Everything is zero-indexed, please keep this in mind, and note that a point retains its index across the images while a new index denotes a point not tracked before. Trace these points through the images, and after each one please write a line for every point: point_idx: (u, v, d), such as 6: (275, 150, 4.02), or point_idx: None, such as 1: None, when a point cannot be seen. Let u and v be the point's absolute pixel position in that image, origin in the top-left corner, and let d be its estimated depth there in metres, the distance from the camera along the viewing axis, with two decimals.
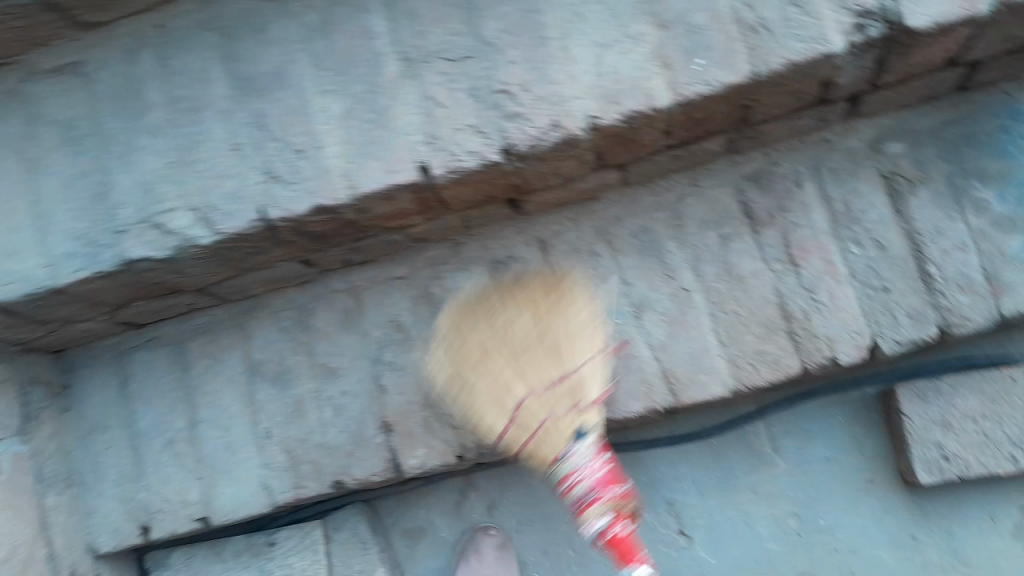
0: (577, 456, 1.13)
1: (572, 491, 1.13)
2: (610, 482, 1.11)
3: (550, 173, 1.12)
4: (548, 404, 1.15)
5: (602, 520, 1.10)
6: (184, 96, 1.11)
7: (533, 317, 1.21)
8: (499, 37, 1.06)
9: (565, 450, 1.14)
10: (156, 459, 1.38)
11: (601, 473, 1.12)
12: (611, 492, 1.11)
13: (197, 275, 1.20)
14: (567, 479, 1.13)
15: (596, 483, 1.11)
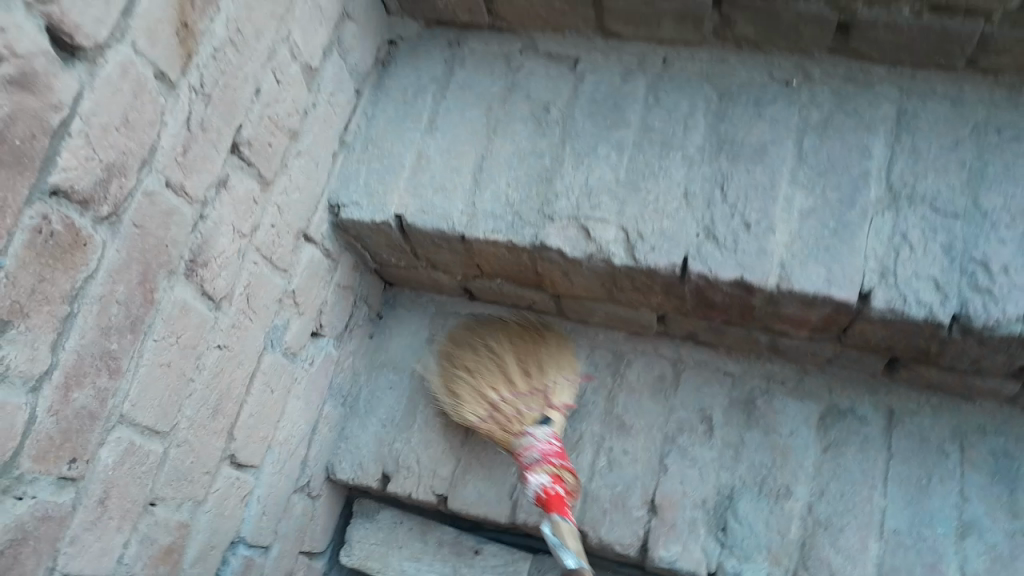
0: (537, 436, 1.22)
1: (522, 458, 1.22)
2: (559, 459, 1.20)
3: (971, 358, 1.07)
4: (518, 403, 1.27)
5: (540, 479, 1.18)
6: (661, 130, 1.16)
7: (516, 361, 1.33)
8: (997, 213, 1.02)
9: (527, 429, 1.24)
10: (429, 419, 1.40)
11: (551, 448, 1.21)
12: (556, 460, 1.19)
13: (577, 284, 1.23)
14: (523, 445, 1.23)
15: (543, 451, 1.20)
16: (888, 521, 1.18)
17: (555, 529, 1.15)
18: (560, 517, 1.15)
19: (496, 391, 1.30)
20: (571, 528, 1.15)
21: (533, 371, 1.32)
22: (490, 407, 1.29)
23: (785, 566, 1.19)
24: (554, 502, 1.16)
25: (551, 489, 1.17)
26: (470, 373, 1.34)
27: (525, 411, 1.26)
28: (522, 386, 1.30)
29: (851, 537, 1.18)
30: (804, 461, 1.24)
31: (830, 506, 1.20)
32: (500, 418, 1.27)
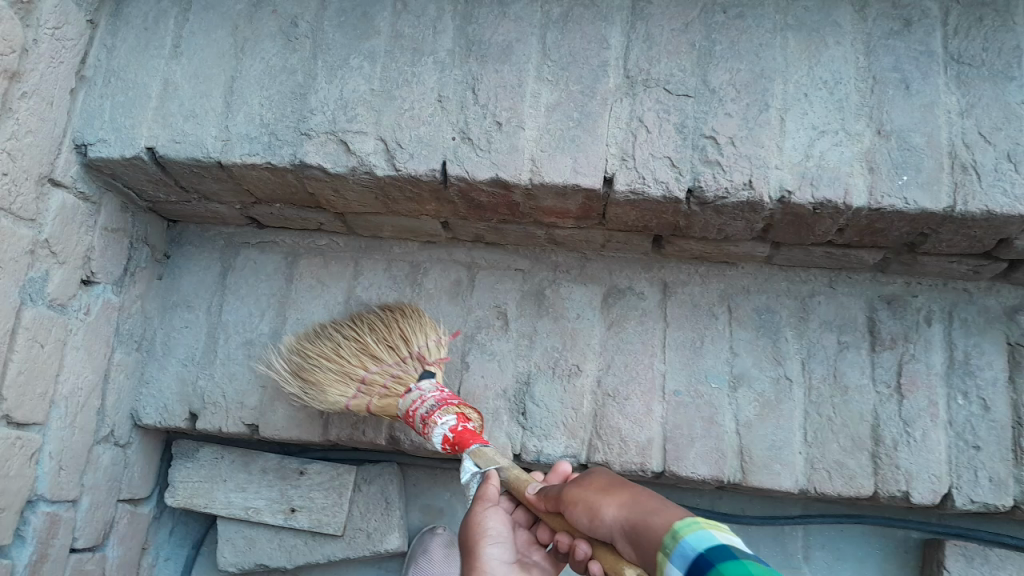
0: (425, 388, 1.21)
1: (415, 413, 1.19)
2: (448, 401, 1.18)
3: (716, 226, 1.16)
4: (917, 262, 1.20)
5: (449, 420, 1.14)
6: (413, 37, 1.17)
7: (374, 338, 1.33)
8: (724, 88, 1.10)
9: (414, 385, 1.24)
10: (230, 352, 1.39)
11: (445, 396, 1.20)
12: (454, 402, 1.17)
13: (350, 199, 1.22)
14: (412, 405, 1.19)
15: (440, 398, 1.18)
16: (669, 383, 1.30)
17: (475, 457, 1.05)
18: (481, 446, 1.09)
19: (362, 370, 1.31)
20: (495, 452, 1.06)
21: (398, 340, 1.31)
22: (356, 388, 1.30)
23: (581, 438, 1.28)
24: (470, 439, 1.11)
25: (460, 428, 1.14)
26: (369, 332, 1.32)
27: (402, 375, 1.29)
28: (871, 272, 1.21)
29: (635, 402, 1.29)
30: (591, 339, 1.33)
31: (615, 378, 1.30)
32: (375, 388, 1.29)
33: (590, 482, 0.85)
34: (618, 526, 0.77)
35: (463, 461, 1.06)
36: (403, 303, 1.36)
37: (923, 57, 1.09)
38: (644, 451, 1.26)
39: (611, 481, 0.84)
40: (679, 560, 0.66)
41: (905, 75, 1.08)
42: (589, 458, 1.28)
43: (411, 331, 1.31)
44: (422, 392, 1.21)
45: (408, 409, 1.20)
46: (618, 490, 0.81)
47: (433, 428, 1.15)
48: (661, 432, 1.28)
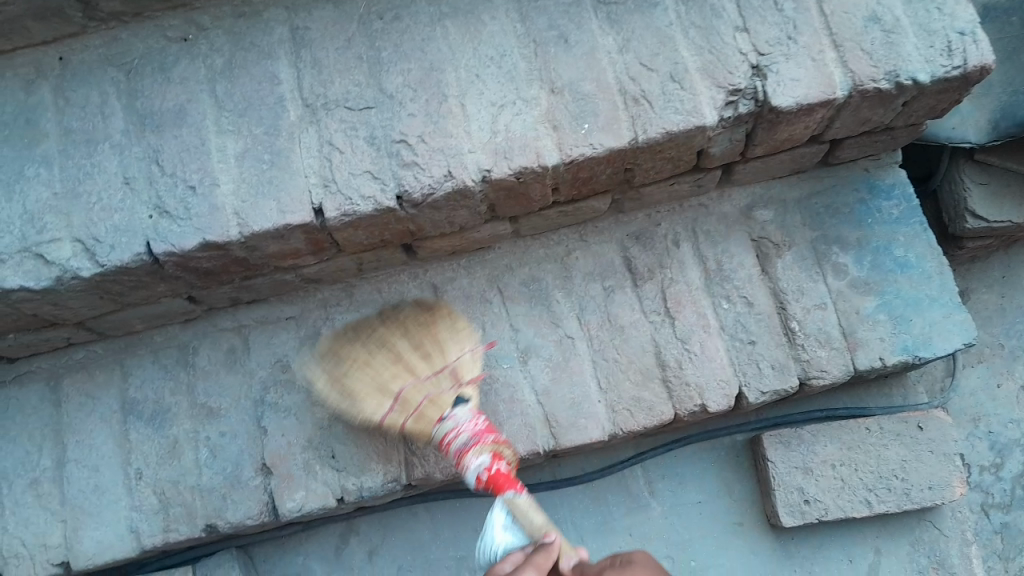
0: (460, 418, 1.17)
1: (451, 445, 1.15)
2: (485, 433, 1.15)
3: (444, 221, 1.18)
4: (431, 387, 1.20)
5: (480, 459, 1.12)
6: (82, 127, 1.13)
7: (408, 341, 1.24)
8: (401, 91, 1.11)
9: (447, 414, 1.18)
10: (18, 499, 1.30)
11: (480, 426, 1.16)
12: (489, 438, 1.14)
13: (77, 306, 1.18)
14: (447, 433, 1.16)
15: (473, 431, 1.15)
16: None
17: (509, 506, 1.10)
18: (513, 494, 1.10)
19: (398, 381, 1.22)
20: (527, 501, 1.10)
21: (429, 352, 1.23)
22: (392, 401, 1.21)
23: (397, 461, 1.29)
24: (502, 481, 1.10)
25: (494, 470, 1.11)
26: (365, 350, 1.24)
27: (437, 393, 1.20)
28: (423, 370, 1.21)
29: None
30: None
31: None
32: (410, 408, 1.20)
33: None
34: None
35: (494, 513, 1.12)
36: (431, 302, 1.32)
37: (572, 9, 1.14)
38: None
39: None
40: None
41: (561, 31, 1.13)
42: (409, 476, 1.29)
43: (449, 345, 1.24)
44: (460, 423, 1.16)
45: (444, 434, 1.16)
46: None
47: (468, 468, 1.13)
48: None
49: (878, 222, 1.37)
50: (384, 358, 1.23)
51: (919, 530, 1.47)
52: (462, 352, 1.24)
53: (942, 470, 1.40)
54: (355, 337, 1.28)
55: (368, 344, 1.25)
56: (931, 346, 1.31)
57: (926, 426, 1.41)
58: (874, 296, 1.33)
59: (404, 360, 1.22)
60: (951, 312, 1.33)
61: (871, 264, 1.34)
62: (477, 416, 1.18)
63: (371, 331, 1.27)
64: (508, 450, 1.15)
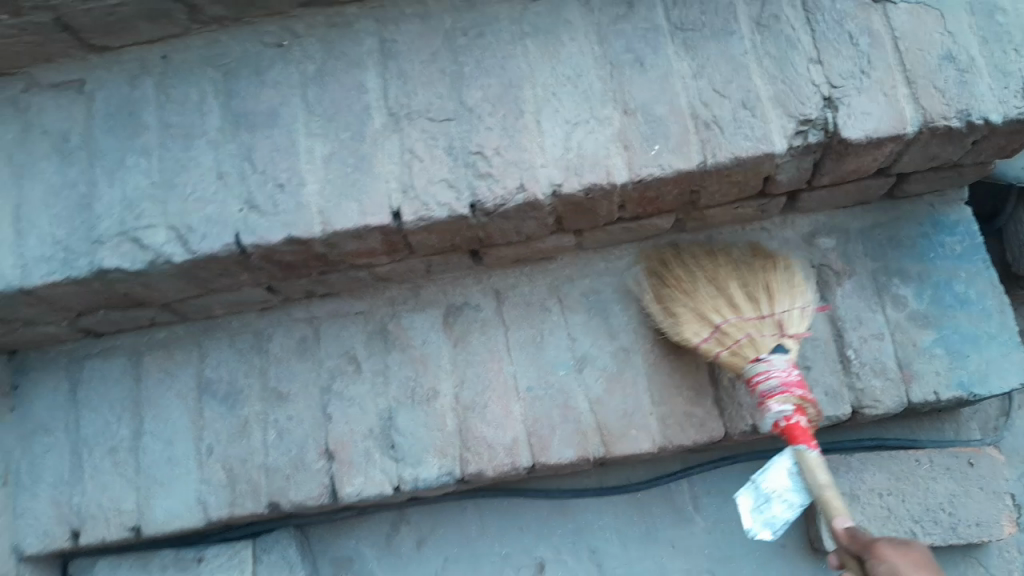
0: (774, 363, 1.20)
1: (757, 387, 1.20)
2: (802, 386, 1.18)
3: (513, 230, 1.23)
4: (747, 326, 1.25)
5: (784, 407, 1.16)
6: (181, 123, 1.21)
7: (748, 287, 1.30)
8: (480, 105, 1.17)
9: (763, 355, 1.22)
10: (97, 464, 1.40)
11: (792, 377, 1.19)
12: (799, 390, 1.18)
13: (165, 289, 1.26)
14: (760, 372, 1.20)
15: (783, 380, 1.18)
16: (522, 381, 1.36)
17: (798, 458, 1.15)
18: (805, 448, 1.15)
19: (717, 314, 1.28)
20: (816, 460, 1.14)
21: (759, 294, 1.29)
22: (710, 331, 1.27)
23: (451, 456, 1.33)
24: (799, 433, 1.15)
25: (794, 421, 1.16)
26: (687, 296, 1.32)
27: (757, 335, 1.24)
28: (749, 309, 1.27)
29: (494, 408, 1.35)
30: (440, 361, 1.38)
31: (471, 390, 1.36)
32: (726, 341, 1.26)
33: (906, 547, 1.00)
34: None
35: (784, 457, 1.18)
36: (772, 257, 1.35)
37: (649, 33, 1.18)
38: (511, 452, 1.33)
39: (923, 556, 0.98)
40: None
41: (637, 55, 1.17)
42: (464, 471, 1.33)
43: (779, 298, 1.29)
44: (775, 368, 1.19)
45: (754, 374, 1.21)
46: (911, 550, 0.99)
47: (767, 411, 1.19)
48: (525, 429, 1.34)
49: (942, 257, 1.37)
50: (714, 293, 1.30)
51: (967, 569, 1.43)
52: (793, 305, 1.28)
53: (992, 508, 1.39)
54: (665, 280, 1.35)
55: (679, 295, 1.32)
56: (988, 383, 1.31)
57: (977, 463, 1.41)
58: (932, 330, 1.34)
59: (738, 303, 1.28)
60: (1010, 351, 1.33)
61: (931, 297, 1.35)
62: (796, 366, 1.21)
63: (689, 274, 1.34)
64: (813, 402, 1.19)
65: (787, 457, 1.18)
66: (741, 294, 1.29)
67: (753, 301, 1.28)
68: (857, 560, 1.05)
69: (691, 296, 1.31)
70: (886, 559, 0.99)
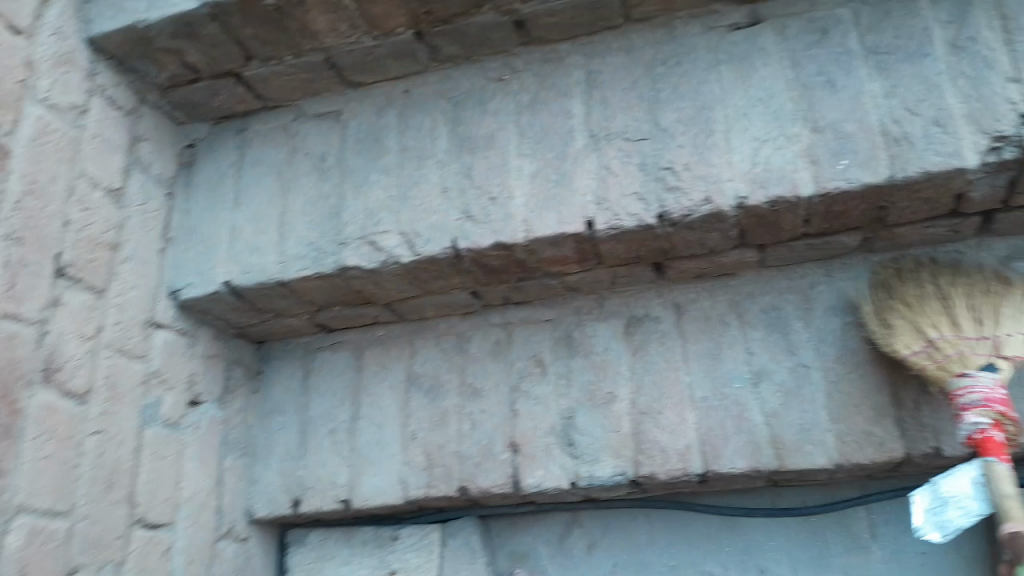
0: (981, 379, 1.21)
1: (959, 399, 1.22)
2: (1005, 404, 1.20)
3: (698, 243, 1.32)
4: (961, 343, 1.25)
5: (982, 421, 1.19)
6: (415, 146, 1.41)
7: (966, 303, 1.28)
8: (673, 125, 1.27)
9: (971, 373, 1.22)
10: (320, 442, 1.60)
11: (996, 395, 1.20)
12: (1003, 408, 1.19)
13: (391, 289, 1.44)
14: (964, 386, 1.22)
15: (987, 395, 1.20)
16: (697, 391, 1.43)
17: (986, 469, 1.17)
18: (995, 460, 1.17)
19: (936, 330, 1.27)
20: (1004, 473, 1.17)
21: (983, 317, 1.27)
22: (923, 344, 1.27)
23: (627, 457, 1.42)
24: (992, 445, 1.18)
25: (990, 434, 1.19)
26: (908, 309, 1.31)
27: (969, 353, 1.24)
28: (969, 328, 1.25)
29: (669, 415, 1.42)
30: (620, 367, 1.47)
31: (648, 397, 1.44)
32: (937, 355, 1.26)
33: None
34: None
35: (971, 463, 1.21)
36: (999, 279, 1.32)
37: (842, 57, 1.23)
38: (683, 457, 1.39)
39: None
40: None
41: (829, 77, 1.23)
42: (637, 473, 1.40)
43: (1003, 319, 1.26)
44: (980, 385, 1.21)
45: (956, 388, 1.23)
46: None
47: (964, 422, 1.21)
48: (697, 438, 1.40)
49: None
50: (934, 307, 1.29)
51: None
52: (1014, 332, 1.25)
53: None
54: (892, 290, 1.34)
55: (901, 306, 1.32)
56: None
57: None
58: None
59: (957, 320, 1.27)
60: None
61: None
62: (1003, 384, 1.21)
63: (910, 286, 1.34)
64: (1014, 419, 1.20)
65: (975, 464, 1.20)
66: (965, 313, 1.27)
67: (978, 320, 1.26)
68: None
69: (912, 309, 1.31)
70: None
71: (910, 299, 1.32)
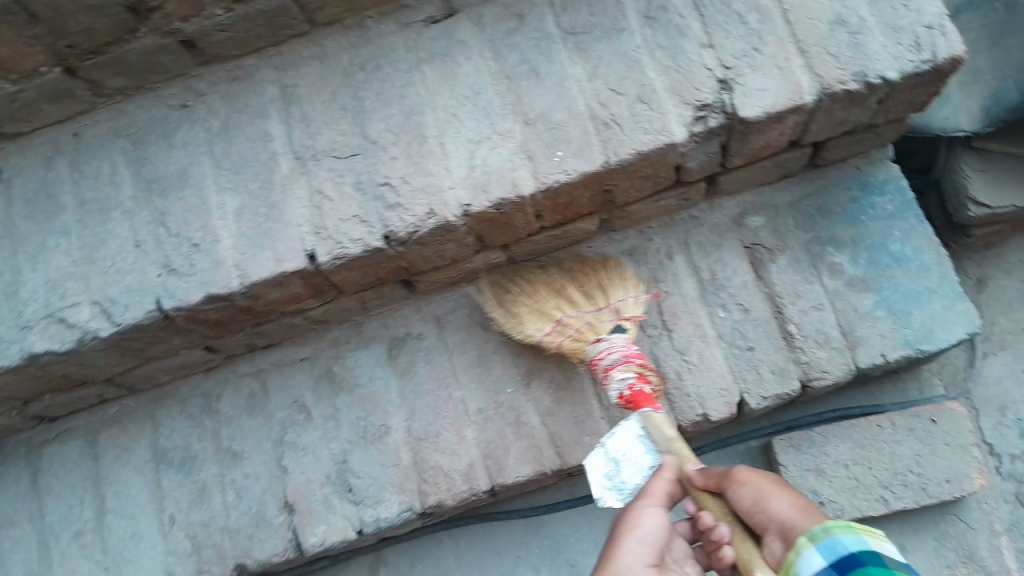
0: (613, 341, 1.25)
1: (601, 363, 1.24)
2: (634, 356, 1.23)
3: (435, 254, 1.23)
4: (585, 317, 1.30)
5: (626, 376, 1.20)
6: (97, 198, 1.21)
7: (579, 287, 1.35)
8: (383, 136, 1.17)
9: (603, 337, 1.27)
10: (64, 551, 1.38)
11: (632, 351, 1.24)
12: (638, 360, 1.22)
13: (101, 365, 1.26)
14: (601, 351, 1.25)
15: (623, 353, 1.23)
16: (471, 404, 1.36)
17: (644, 420, 1.15)
18: (651, 410, 1.16)
19: (559, 310, 1.32)
20: (663, 420, 1.15)
21: (598, 290, 1.33)
22: (552, 324, 1.31)
23: (410, 490, 1.33)
24: (641, 399, 1.19)
25: (637, 387, 1.20)
26: (529, 296, 1.35)
27: (595, 321, 1.30)
28: (590, 305, 1.32)
29: (447, 436, 1.34)
30: (389, 396, 1.37)
31: (422, 422, 1.35)
32: (567, 332, 1.31)
33: (732, 475, 1.02)
34: (785, 519, 0.97)
35: (631, 425, 1.16)
36: (607, 257, 1.39)
37: (542, 43, 1.18)
38: (469, 477, 1.32)
39: (758, 474, 1.02)
40: (827, 552, 0.87)
41: (532, 65, 1.17)
42: (424, 504, 1.32)
43: (613, 287, 1.34)
44: (615, 345, 1.25)
45: (596, 353, 1.26)
46: (792, 493, 1.00)
47: (612, 383, 1.22)
48: (479, 451, 1.34)
49: (872, 219, 1.36)
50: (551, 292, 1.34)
51: (945, 524, 1.45)
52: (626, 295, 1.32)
53: (961, 462, 1.38)
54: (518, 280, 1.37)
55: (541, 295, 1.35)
56: (934, 338, 1.30)
57: (939, 420, 1.40)
58: (871, 293, 1.33)
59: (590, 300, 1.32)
60: (953, 302, 1.32)
61: (867, 261, 1.34)
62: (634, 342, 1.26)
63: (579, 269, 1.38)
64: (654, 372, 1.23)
65: (635, 425, 1.16)
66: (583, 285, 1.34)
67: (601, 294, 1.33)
68: (711, 497, 1.04)
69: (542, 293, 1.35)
70: (745, 482, 1.00)
71: (525, 289, 1.36)
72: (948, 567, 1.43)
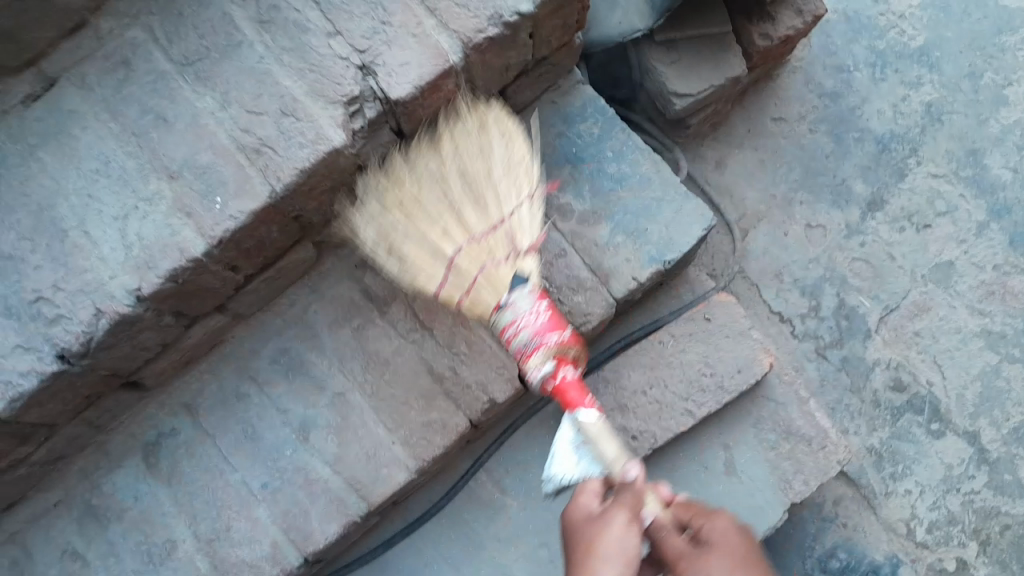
0: (518, 306, 1.01)
1: (512, 343, 1.02)
2: (547, 332, 1.00)
3: (135, 349, 1.10)
4: (483, 266, 1.05)
5: (545, 368, 0.99)
6: None
7: (481, 205, 1.08)
8: (18, 247, 1.01)
9: (504, 298, 1.03)
10: None
11: (542, 320, 1.01)
12: (552, 337, 1.00)
13: None
14: (507, 328, 1.02)
15: (534, 329, 1.00)
16: (253, 482, 1.25)
17: (578, 426, 0.99)
18: (585, 411, 0.99)
19: (457, 233, 1.07)
20: (599, 429, 0.99)
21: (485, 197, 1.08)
22: (446, 270, 1.06)
23: None
24: (570, 393, 0.99)
25: (562, 378, 1.00)
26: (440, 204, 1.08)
27: (497, 279, 1.04)
28: (480, 229, 1.06)
29: (239, 525, 1.25)
30: (162, 506, 1.25)
31: (207, 521, 1.25)
32: (467, 275, 1.06)
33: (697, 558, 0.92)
34: None
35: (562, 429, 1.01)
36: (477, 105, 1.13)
37: (159, 84, 1.03)
38: (275, 559, 1.24)
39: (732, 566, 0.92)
40: None
41: (157, 113, 1.03)
42: None
43: (505, 194, 1.08)
44: (522, 314, 1.01)
45: (504, 327, 1.02)
46: None
47: (530, 370, 1.01)
48: (279, 529, 1.25)
49: (586, 148, 1.33)
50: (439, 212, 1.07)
51: (757, 410, 1.46)
52: (517, 205, 1.08)
53: (746, 348, 1.41)
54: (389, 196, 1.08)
55: (409, 204, 1.08)
56: (675, 246, 1.31)
57: (713, 315, 1.42)
58: (605, 223, 1.31)
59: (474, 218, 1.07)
60: (681, 206, 1.33)
61: (591, 193, 1.32)
62: (543, 302, 1.02)
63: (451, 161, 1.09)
64: (573, 343, 1.02)
65: (566, 425, 1.01)
66: (466, 207, 1.07)
67: (478, 200, 1.07)
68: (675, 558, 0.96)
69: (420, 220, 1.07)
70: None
71: (422, 203, 1.08)
72: (772, 449, 1.45)
